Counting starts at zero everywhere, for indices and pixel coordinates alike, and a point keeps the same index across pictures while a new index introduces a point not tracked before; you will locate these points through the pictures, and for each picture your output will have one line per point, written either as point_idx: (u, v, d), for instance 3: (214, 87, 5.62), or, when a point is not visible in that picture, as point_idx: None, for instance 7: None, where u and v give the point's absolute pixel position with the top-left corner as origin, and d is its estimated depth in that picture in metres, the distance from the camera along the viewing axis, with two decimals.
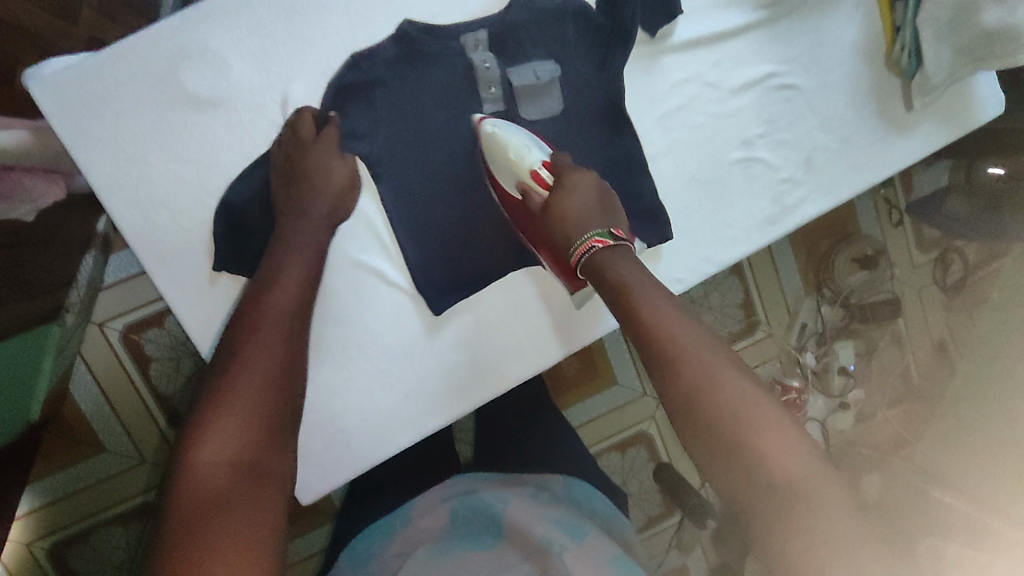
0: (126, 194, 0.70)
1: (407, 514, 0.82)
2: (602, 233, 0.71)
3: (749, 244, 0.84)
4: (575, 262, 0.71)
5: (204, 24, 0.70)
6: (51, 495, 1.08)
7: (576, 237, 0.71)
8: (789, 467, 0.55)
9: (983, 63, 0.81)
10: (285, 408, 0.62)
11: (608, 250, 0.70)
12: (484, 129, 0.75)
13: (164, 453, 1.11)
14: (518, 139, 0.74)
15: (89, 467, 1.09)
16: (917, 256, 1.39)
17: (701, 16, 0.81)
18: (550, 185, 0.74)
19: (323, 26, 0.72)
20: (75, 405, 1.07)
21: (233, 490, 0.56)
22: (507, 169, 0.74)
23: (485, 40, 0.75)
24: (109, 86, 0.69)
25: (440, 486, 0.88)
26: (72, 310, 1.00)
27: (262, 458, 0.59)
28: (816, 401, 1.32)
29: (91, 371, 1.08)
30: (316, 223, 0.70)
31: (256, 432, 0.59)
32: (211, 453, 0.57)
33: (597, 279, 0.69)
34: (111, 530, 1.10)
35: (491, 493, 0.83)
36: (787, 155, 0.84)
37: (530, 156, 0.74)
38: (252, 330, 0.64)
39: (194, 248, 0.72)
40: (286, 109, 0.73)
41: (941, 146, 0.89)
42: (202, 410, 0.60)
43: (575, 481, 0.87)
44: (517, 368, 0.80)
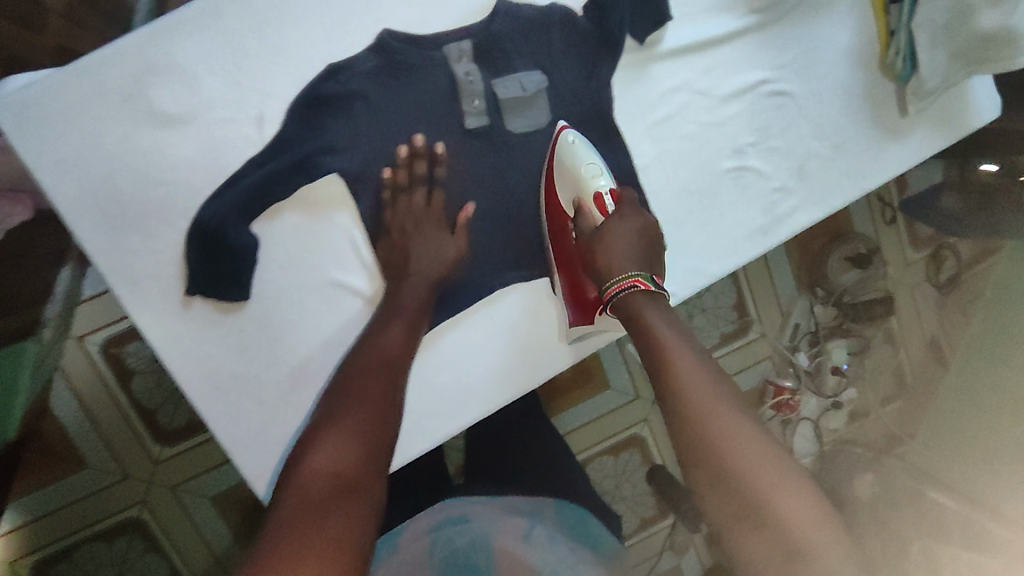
0: (92, 215, 0.67)
1: (395, 540, 0.80)
2: (645, 276, 0.68)
3: (742, 256, 0.82)
4: (610, 297, 0.68)
5: (172, 37, 0.66)
6: (33, 513, 1.05)
7: (617, 274, 0.68)
8: (806, 526, 0.50)
9: (978, 68, 0.79)
10: (386, 439, 0.62)
11: (649, 295, 0.67)
12: (564, 139, 0.74)
13: (147, 467, 1.06)
14: (592, 160, 0.73)
15: (70, 484, 1.05)
16: (909, 254, 1.37)
17: (691, 22, 0.78)
18: (608, 214, 0.72)
19: (297, 38, 0.69)
20: (55, 422, 1.03)
21: (334, 493, 0.55)
22: (572, 184, 0.73)
23: (468, 50, 0.73)
24: (74, 103, 0.65)
25: (425, 511, 0.85)
26: (48, 326, 0.97)
27: (363, 473, 0.58)
28: (808, 402, 1.29)
29: (69, 386, 1.02)
30: (418, 281, 0.73)
31: (359, 451, 0.60)
32: (319, 463, 0.58)
33: (630, 321, 0.66)
34: (94, 548, 1.06)
35: (482, 518, 0.80)
36: (779, 164, 0.82)
37: (596, 180, 0.73)
38: (360, 369, 0.67)
39: (166, 271, 0.69)
40: (261, 126, 0.69)
41: (936, 152, 0.87)
42: (314, 434, 0.63)
43: (565, 503, 0.87)
44: (501, 394, 0.79)
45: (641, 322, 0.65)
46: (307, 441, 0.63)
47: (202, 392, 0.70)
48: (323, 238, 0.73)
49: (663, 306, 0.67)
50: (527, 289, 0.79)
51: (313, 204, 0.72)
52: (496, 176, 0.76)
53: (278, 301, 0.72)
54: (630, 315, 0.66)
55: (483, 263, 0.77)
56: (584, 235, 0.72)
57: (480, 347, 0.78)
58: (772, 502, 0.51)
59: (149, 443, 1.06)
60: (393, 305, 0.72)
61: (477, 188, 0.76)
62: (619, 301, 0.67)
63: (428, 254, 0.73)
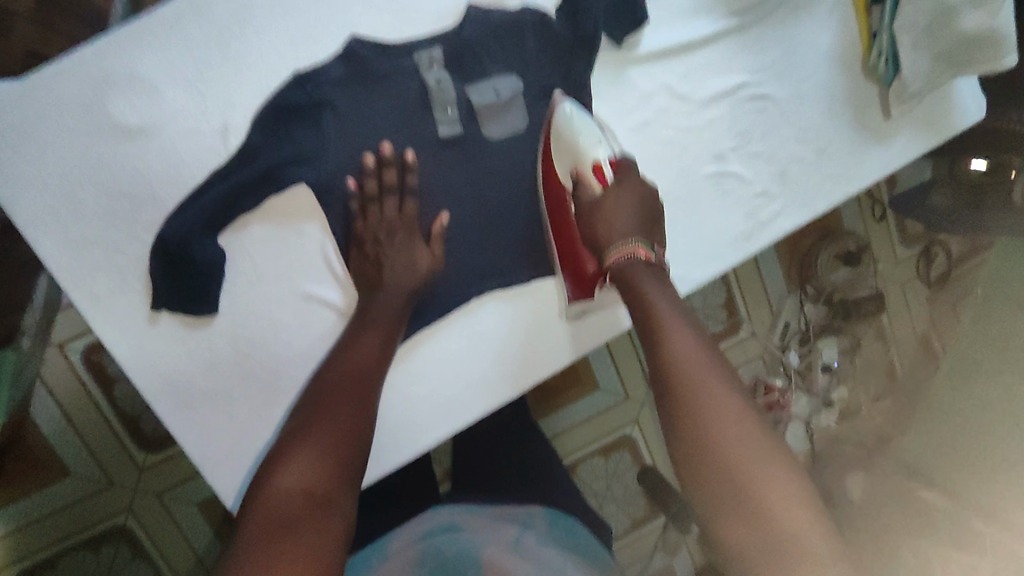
0: (53, 230, 0.65)
1: (384, 547, 0.77)
2: (645, 244, 0.67)
3: (724, 264, 0.81)
4: (611, 265, 0.67)
5: (133, 46, 0.65)
6: (15, 523, 1.02)
7: (618, 242, 0.67)
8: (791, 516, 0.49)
9: (963, 70, 0.78)
10: (359, 452, 0.60)
11: (648, 264, 0.65)
12: (563, 109, 0.72)
13: (132, 474, 1.04)
14: (590, 128, 0.72)
15: (53, 493, 1.03)
16: (900, 251, 1.36)
17: (668, 25, 0.76)
18: (607, 182, 0.71)
19: (262, 46, 0.67)
20: (37, 431, 1.01)
21: (303, 512, 0.53)
22: (570, 154, 0.72)
23: (439, 57, 0.71)
24: (32, 115, 0.64)
25: (414, 520, 0.81)
26: (28, 334, 0.94)
27: (334, 490, 0.56)
28: (799, 400, 1.29)
29: (51, 393, 1.01)
30: (391, 294, 0.70)
31: (331, 466, 0.58)
32: (288, 481, 0.56)
33: (628, 291, 0.64)
34: (80, 555, 1.04)
35: (473, 530, 0.76)
36: (761, 169, 0.80)
37: (596, 148, 0.71)
38: (331, 382, 0.65)
39: (131, 286, 0.68)
40: (226, 138, 0.68)
41: (922, 154, 0.85)
42: (283, 447, 0.60)
43: (556, 515, 0.82)
44: (473, 411, 0.76)
45: (646, 302, 0.62)
46: (277, 455, 0.60)
47: (171, 409, 0.69)
48: (293, 250, 0.71)
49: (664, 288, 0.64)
50: (501, 300, 0.76)
51: (282, 216, 0.70)
52: (471, 185, 0.74)
53: (249, 315, 0.70)
54: (631, 292, 0.64)
55: (456, 274, 0.76)
56: (585, 205, 0.71)
57: (454, 360, 0.76)
58: (757, 484, 0.50)
59: (133, 449, 1.04)
60: (366, 311, 0.70)
61: (452, 198, 0.74)
62: (618, 270, 0.66)
63: (397, 265, 0.71)
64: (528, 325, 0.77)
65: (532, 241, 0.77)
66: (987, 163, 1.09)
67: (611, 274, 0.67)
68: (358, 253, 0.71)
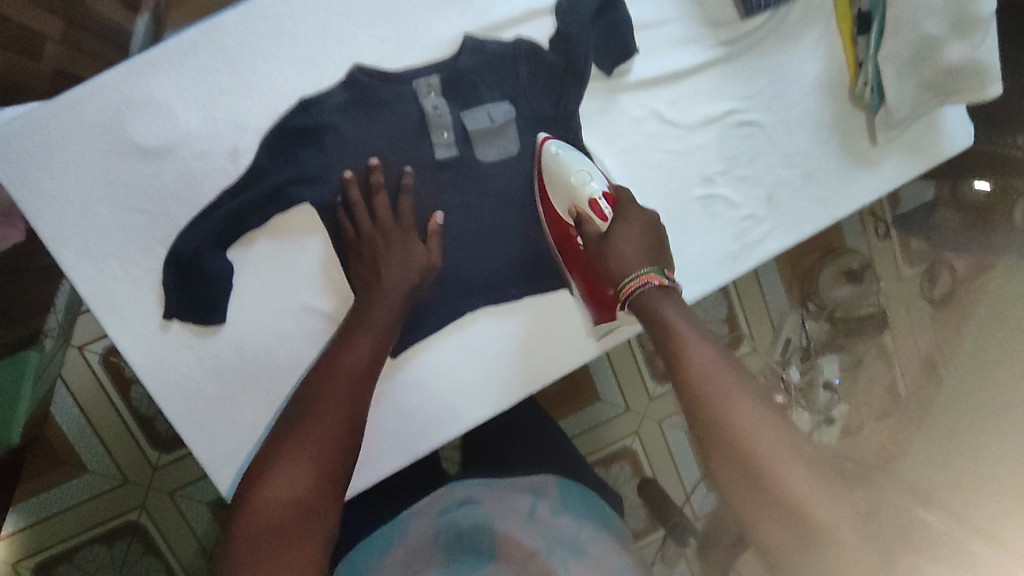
0: (74, 243, 0.70)
1: (400, 526, 0.79)
2: (658, 272, 0.67)
3: (712, 282, 0.84)
4: (627, 295, 0.67)
5: (150, 73, 0.70)
6: (34, 516, 1.07)
7: (629, 274, 0.67)
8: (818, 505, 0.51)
9: (948, 98, 0.81)
10: (345, 458, 0.63)
11: (662, 290, 0.66)
12: (548, 151, 0.76)
13: (145, 473, 1.09)
14: (581, 166, 0.75)
15: (70, 488, 1.08)
16: (904, 269, 1.41)
17: (657, 55, 0.80)
18: (607, 218, 0.74)
19: (270, 73, 0.72)
20: (56, 427, 1.06)
21: (287, 526, 0.56)
22: (565, 193, 0.75)
23: (437, 84, 0.75)
24: (56, 136, 0.68)
25: (433, 497, 0.84)
26: (50, 334, 1.01)
27: (318, 500, 0.59)
28: (800, 416, 1.25)
29: (71, 392, 1.06)
30: (386, 296, 0.72)
31: (314, 474, 0.61)
32: (272, 491, 0.59)
33: (645, 317, 0.65)
34: (94, 549, 1.08)
35: (491, 506, 0.78)
36: (748, 192, 0.83)
37: (589, 185, 0.74)
38: (321, 384, 0.67)
39: (145, 296, 0.72)
40: (236, 158, 0.72)
41: (911, 178, 0.87)
42: (272, 451, 0.63)
43: (571, 483, 0.85)
44: (464, 420, 0.79)
45: (667, 330, 0.63)
46: (265, 458, 0.63)
47: (181, 412, 0.73)
48: (295, 265, 0.75)
49: (688, 318, 0.64)
50: (494, 315, 0.80)
51: (285, 232, 0.74)
52: (467, 205, 0.78)
53: (253, 324, 0.74)
54: (650, 316, 0.65)
55: (450, 289, 0.79)
56: (589, 240, 0.72)
57: (448, 370, 0.79)
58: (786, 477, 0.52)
59: (146, 449, 1.09)
60: (358, 313, 0.72)
61: (447, 217, 0.78)
62: (635, 299, 0.67)
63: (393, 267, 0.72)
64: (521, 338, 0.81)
65: (525, 259, 0.80)
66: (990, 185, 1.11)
67: (627, 305, 0.68)
68: (356, 257, 0.73)
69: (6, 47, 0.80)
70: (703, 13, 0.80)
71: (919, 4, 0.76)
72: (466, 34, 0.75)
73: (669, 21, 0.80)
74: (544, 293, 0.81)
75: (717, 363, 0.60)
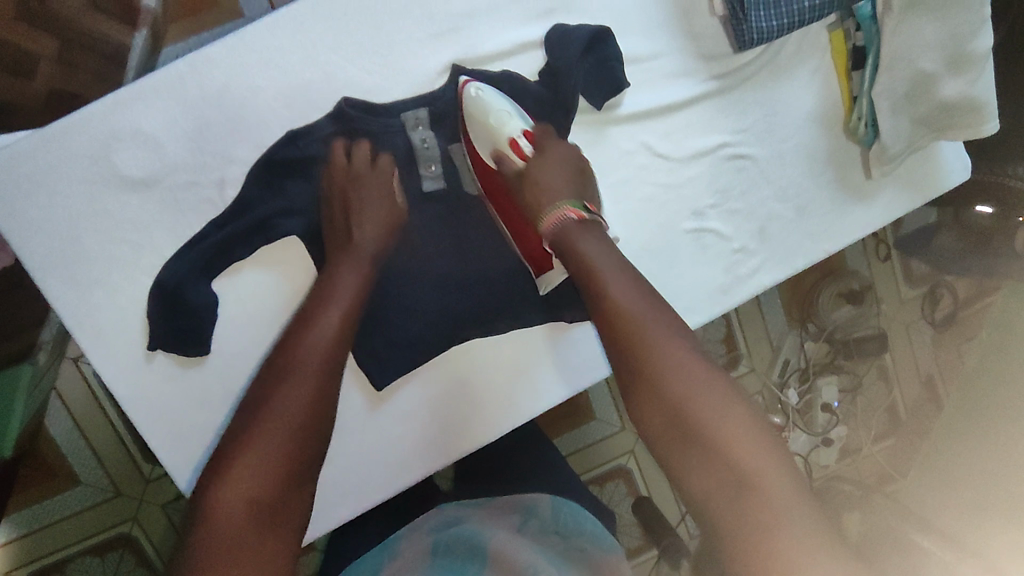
0: (59, 272, 0.69)
1: (389, 549, 0.77)
2: (577, 205, 0.70)
3: (701, 315, 0.83)
4: (548, 232, 0.70)
5: (139, 104, 0.70)
6: (27, 527, 1.07)
7: (550, 207, 0.70)
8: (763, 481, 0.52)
9: (944, 134, 0.80)
10: (310, 456, 0.60)
11: (582, 224, 0.69)
12: (467, 93, 0.74)
13: (138, 485, 1.09)
14: (501, 105, 0.74)
15: (63, 500, 1.07)
16: (905, 290, 1.34)
17: (648, 88, 0.80)
18: (527, 156, 0.74)
19: (258, 105, 0.72)
20: (51, 439, 1.06)
21: (247, 531, 0.54)
22: (486, 134, 0.75)
23: (425, 117, 0.76)
24: (42, 165, 0.68)
25: (422, 519, 0.82)
26: (44, 347, 0.99)
27: (279, 502, 0.57)
28: (798, 437, 1.29)
29: (65, 405, 1.06)
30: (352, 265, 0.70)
31: (275, 473, 0.57)
32: (231, 491, 0.56)
33: (568, 253, 0.67)
34: (86, 561, 1.08)
35: (480, 522, 0.76)
36: (740, 226, 0.82)
37: (509, 123, 0.74)
38: (284, 373, 0.63)
39: (129, 326, 0.71)
40: (223, 190, 0.72)
41: (906, 212, 0.86)
42: (230, 447, 0.60)
43: (563, 501, 0.81)
44: (448, 451, 0.79)
45: (618, 318, 0.62)
46: (223, 454, 0.59)
47: (164, 443, 0.72)
48: (281, 296, 0.74)
49: (638, 302, 0.63)
50: (481, 345, 0.79)
51: (271, 264, 0.74)
52: (452, 235, 0.79)
53: (237, 355, 0.74)
54: (576, 262, 0.66)
55: (436, 320, 0.78)
56: (511, 178, 0.75)
57: (431, 401, 0.79)
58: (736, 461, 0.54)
59: (140, 462, 1.09)
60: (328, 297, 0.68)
61: (431, 247, 0.78)
62: (557, 236, 0.69)
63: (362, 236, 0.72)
64: (506, 370, 0.80)
65: (515, 290, 0.79)
66: (991, 208, 1.11)
67: (550, 242, 0.70)
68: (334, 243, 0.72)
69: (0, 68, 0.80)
70: (696, 47, 0.80)
71: (914, 42, 0.75)
72: (454, 63, 0.76)
73: (661, 54, 0.80)
74: (532, 329, 0.80)
75: (683, 357, 0.59)
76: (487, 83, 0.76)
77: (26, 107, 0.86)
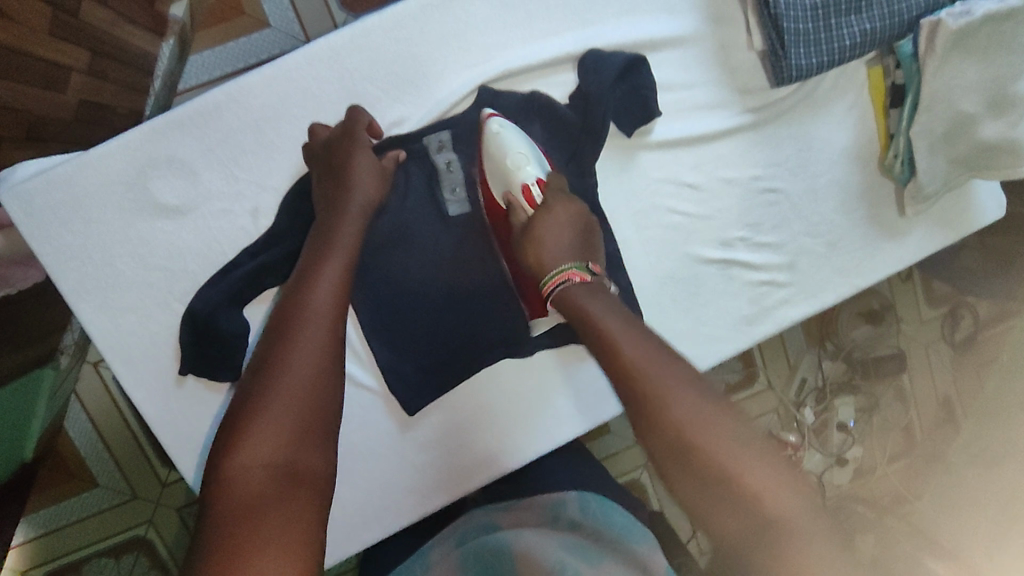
0: (94, 298, 0.70)
1: (424, 559, 0.74)
2: (580, 267, 0.66)
3: (728, 346, 0.82)
4: (549, 291, 0.66)
5: (173, 133, 0.70)
6: (46, 527, 1.07)
7: (551, 269, 0.66)
8: (780, 513, 0.48)
9: (981, 174, 0.78)
10: (328, 407, 0.56)
11: (585, 286, 0.64)
12: (490, 129, 0.73)
13: (155, 488, 1.09)
14: (519, 148, 0.72)
15: (81, 501, 1.08)
16: (924, 311, 1.27)
17: (680, 118, 0.79)
18: (536, 204, 0.71)
19: (293, 134, 0.73)
20: (69, 440, 1.06)
21: (269, 493, 0.49)
22: (501, 176, 0.73)
23: (448, 140, 0.75)
24: (77, 192, 0.69)
25: (453, 526, 0.79)
26: (67, 352, 1.00)
27: (301, 461, 0.52)
28: (811, 456, 1.23)
29: (85, 409, 1.06)
30: (352, 217, 0.68)
31: (293, 429, 0.53)
32: (247, 455, 0.51)
33: (572, 313, 0.63)
34: (102, 562, 1.08)
35: (508, 530, 0.71)
36: (769, 258, 0.82)
37: (525, 168, 0.72)
38: (284, 329, 0.59)
39: (161, 350, 0.72)
40: (257, 219, 0.73)
41: (938, 249, 0.85)
42: (237, 413, 0.54)
43: (593, 496, 0.75)
44: (472, 479, 0.79)
45: (617, 354, 0.57)
46: (229, 425, 0.54)
47: (192, 467, 0.73)
48: None
49: (625, 326, 0.59)
50: (502, 371, 0.79)
51: None
52: (477, 259, 0.77)
53: None
54: (574, 314, 0.63)
55: (464, 347, 0.78)
56: (516, 229, 0.72)
57: (455, 428, 0.79)
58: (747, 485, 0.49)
59: (157, 465, 1.09)
60: (325, 257, 0.65)
61: (457, 273, 0.77)
62: (558, 296, 0.65)
63: (361, 197, 0.70)
64: (516, 396, 0.80)
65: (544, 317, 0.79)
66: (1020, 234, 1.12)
67: (552, 303, 0.66)
68: (326, 215, 0.69)
69: (32, 83, 0.75)
70: (730, 79, 0.80)
71: (956, 82, 0.74)
72: (481, 85, 0.75)
73: (694, 85, 0.79)
74: (536, 355, 0.79)
75: (679, 382, 0.54)
76: (512, 123, 0.75)
77: (56, 119, 0.82)
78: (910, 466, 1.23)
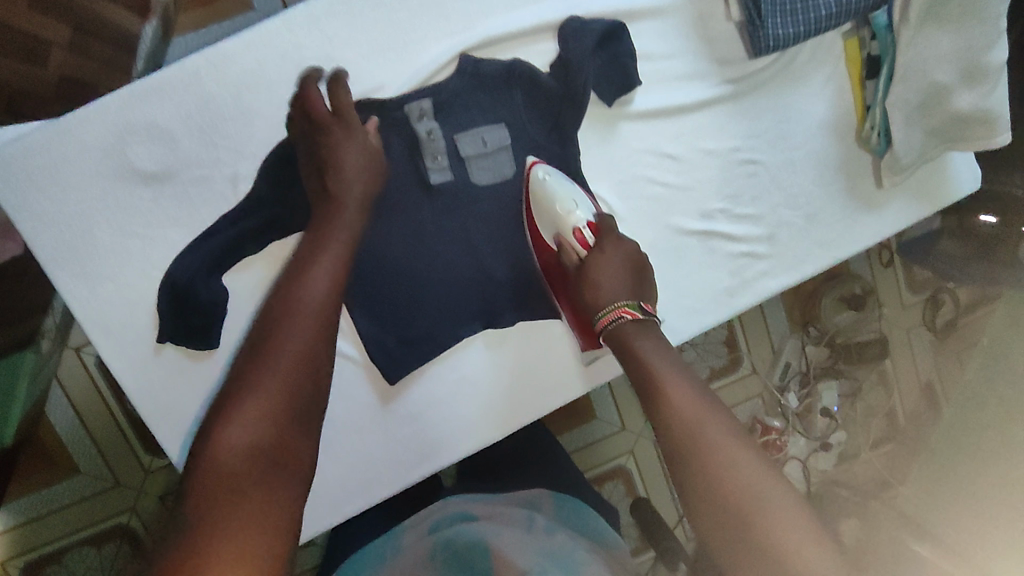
0: (71, 265, 0.69)
1: (397, 543, 0.75)
2: (633, 305, 0.69)
3: (708, 318, 0.83)
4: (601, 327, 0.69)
5: (152, 99, 0.70)
6: (26, 515, 1.06)
7: (604, 306, 0.69)
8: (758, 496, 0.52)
9: (955, 145, 0.80)
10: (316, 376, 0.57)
11: (637, 325, 0.68)
12: (536, 175, 0.76)
13: (137, 476, 1.08)
14: (567, 192, 0.74)
15: (63, 488, 1.06)
16: (907, 297, 1.29)
17: (660, 88, 0.80)
18: (589, 247, 0.74)
19: (272, 100, 0.73)
20: (50, 426, 1.05)
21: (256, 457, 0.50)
22: (551, 220, 0.75)
23: (429, 109, 0.75)
24: (55, 158, 0.68)
25: (427, 511, 0.79)
26: (47, 335, 0.99)
27: (287, 423, 0.54)
28: (796, 441, 1.23)
29: (67, 395, 1.05)
30: (341, 181, 0.68)
31: (282, 394, 0.55)
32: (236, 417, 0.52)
33: (621, 349, 0.67)
34: (83, 551, 1.07)
35: (484, 522, 0.71)
36: (750, 229, 0.82)
37: (575, 212, 0.74)
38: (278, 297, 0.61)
39: (139, 319, 0.71)
40: (237, 186, 0.72)
41: (914, 223, 0.86)
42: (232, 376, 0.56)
43: (567, 498, 0.78)
44: (455, 448, 0.79)
45: (648, 371, 0.63)
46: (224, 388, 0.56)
47: (170, 435, 0.72)
48: None
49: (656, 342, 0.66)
50: (485, 344, 0.79)
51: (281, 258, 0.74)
52: (457, 225, 0.77)
53: None
54: (616, 339, 0.68)
55: (447, 314, 0.78)
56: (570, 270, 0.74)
57: (438, 400, 0.79)
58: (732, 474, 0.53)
59: (139, 452, 1.08)
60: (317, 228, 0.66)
61: (441, 241, 0.77)
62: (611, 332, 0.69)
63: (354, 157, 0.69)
64: (501, 367, 0.80)
65: (525, 284, 0.79)
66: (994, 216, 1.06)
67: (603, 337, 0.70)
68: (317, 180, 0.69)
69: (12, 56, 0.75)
70: (709, 49, 0.80)
71: (930, 53, 0.75)
72: (462, 53, 0.75)
73: (674, 56, 0.80)
74: (517, 325, 0.80)
75: (686, 387, 0.61)
76: (557, 169, 0.77)
77: (35, 91, 0.81)
78: (896, 451, 1.26)
